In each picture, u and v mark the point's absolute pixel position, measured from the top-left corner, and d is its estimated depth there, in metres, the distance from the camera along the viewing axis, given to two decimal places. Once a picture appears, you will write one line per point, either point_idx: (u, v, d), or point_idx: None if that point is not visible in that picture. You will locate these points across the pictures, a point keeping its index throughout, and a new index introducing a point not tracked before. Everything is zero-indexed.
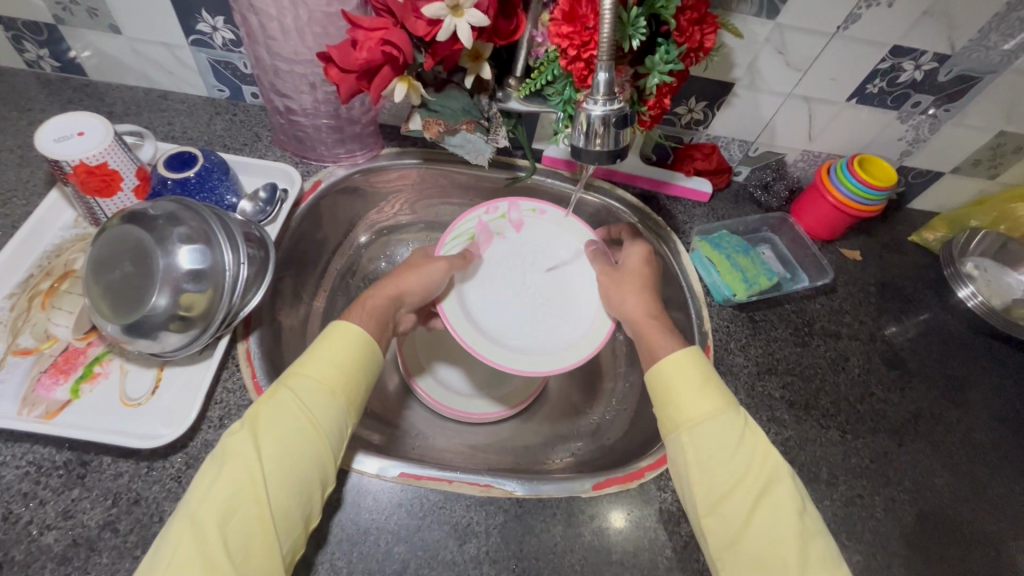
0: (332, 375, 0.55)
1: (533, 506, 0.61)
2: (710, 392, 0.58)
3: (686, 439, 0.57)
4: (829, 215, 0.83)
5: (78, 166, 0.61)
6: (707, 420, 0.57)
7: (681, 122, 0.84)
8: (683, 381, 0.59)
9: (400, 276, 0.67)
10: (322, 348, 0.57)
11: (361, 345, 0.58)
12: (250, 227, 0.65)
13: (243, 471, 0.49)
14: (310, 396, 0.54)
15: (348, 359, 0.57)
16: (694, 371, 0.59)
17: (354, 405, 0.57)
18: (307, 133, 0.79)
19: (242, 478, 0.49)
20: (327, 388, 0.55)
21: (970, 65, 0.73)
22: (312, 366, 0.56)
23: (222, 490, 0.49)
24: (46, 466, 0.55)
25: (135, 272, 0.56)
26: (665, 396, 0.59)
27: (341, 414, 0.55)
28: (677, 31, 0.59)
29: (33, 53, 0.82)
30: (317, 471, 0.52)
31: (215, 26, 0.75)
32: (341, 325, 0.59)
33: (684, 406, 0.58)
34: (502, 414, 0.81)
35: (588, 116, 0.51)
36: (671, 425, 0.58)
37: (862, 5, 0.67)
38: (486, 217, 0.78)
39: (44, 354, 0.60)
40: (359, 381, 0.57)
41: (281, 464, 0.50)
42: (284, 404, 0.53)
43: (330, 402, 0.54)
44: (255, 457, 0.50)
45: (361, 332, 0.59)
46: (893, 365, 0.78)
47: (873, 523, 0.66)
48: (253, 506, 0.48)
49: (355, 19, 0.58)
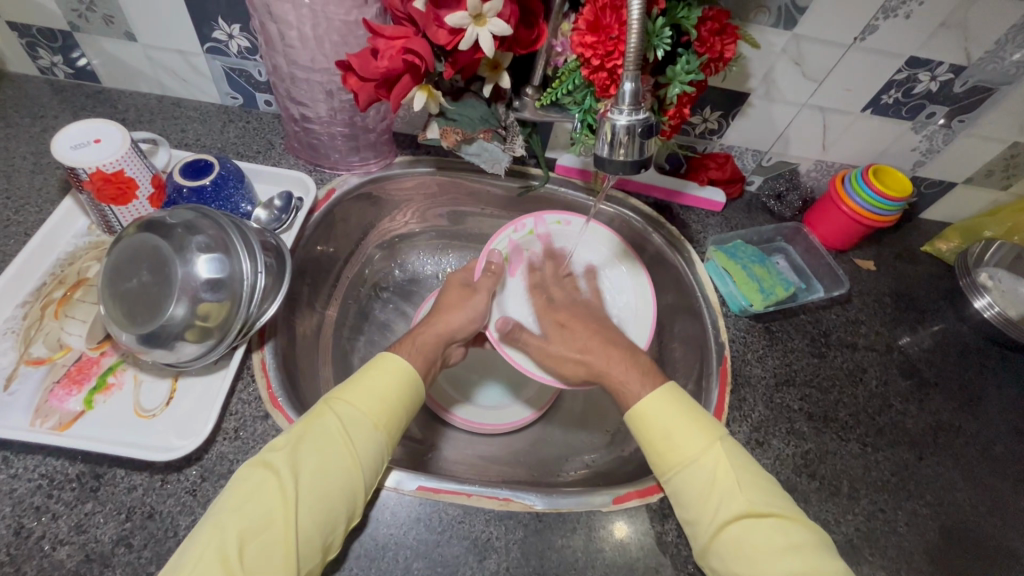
0: (377, 407, 0.56)
1: (552, 521, 0.60)
2: (692, 429, 0.58)
3: (671, 480, 0.57)
4: (844, 225, 0.83)
5: (95, 174, 0.60)
6: (691, 459, 0.57)
7: (695, 132, 0.83)
8: (663, 419, 0.59)
9: (443, 315, 0.69)
10: (371, 378, 0.57)
11: (408, 380, 0.59)
12: (266, 236, 0.65)
13: (276, 491, 0.48)
14: (353, 424, 0.54)
15: (393, 392, 0.57)
16: (675, 410, 0.59)
17: (394, 439, 0.56)
18: (321, 141, 0.79)
19: (274, 500, 0.48)
20: (370, 419, 0.55)
21: (985, 77, 0.73)
22: (357, 395, 0.56)
23: (252, 509, 0.48)
24: (58, 479, 0.54)
25: (152, 281, 0.56)
26: (648, 438, 0.59)
27: (378, 448, 0.54)
28: (698, 41, 0.59)
29: (47, 60, 0.81)
30: (346, 503, 0.51)
31: (231, 34, 0.75)
32: (390, 359, 0.60)
33: (668, 447, 0.58)
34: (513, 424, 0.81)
35: (613, 125, 0.51)
36: (657, 463, 0.59)
37: (880, 17, 0.68)
38: (486, 222, 0.79)
39: (57, 364, 0.59)
40: (399, 415, 0.57)
41: (315, 491, 0.49)
42: (326, 428, 0.53)
43: (371, 434, 0.54)
44: (291, 478, 0.49)
45: (410, 368, 0.59)
46: (910, 377, 0.78)
47: (896, 538, 0.65)
48: (280, 529, 0.47)
49: (377, 27, 0.58)
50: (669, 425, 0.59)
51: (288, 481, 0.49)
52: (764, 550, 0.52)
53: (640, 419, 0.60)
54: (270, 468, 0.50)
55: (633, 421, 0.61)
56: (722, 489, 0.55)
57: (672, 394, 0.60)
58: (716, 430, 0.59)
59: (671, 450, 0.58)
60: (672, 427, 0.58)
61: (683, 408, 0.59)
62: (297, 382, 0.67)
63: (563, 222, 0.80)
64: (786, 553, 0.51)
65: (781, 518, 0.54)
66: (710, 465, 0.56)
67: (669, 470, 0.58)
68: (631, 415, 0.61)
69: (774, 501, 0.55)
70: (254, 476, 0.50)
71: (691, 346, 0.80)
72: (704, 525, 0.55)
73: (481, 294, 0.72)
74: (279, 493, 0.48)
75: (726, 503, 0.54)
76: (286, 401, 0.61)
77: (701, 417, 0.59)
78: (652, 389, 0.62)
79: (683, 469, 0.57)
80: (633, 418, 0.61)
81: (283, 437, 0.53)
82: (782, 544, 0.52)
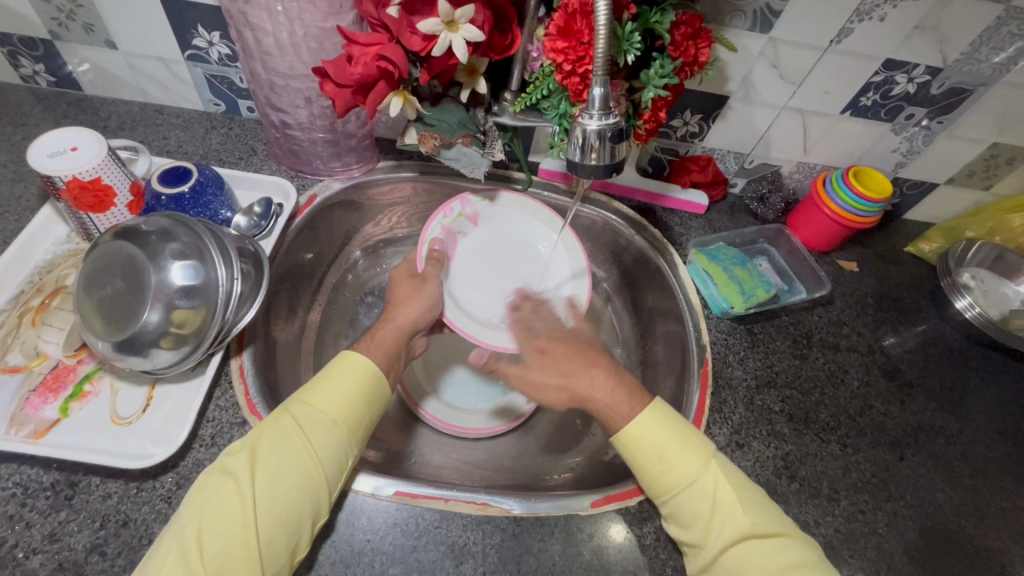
0: (336, 405, 0.55)
1: (530, 525, 0.60)
2: (684, 448, 0.58)
3: (671, 505, 0.57)
4: (826, 227, 0.83)
5: (71, 182, 0.60)
6: (687, 481, 0.56)
7: (676, 135, 0.84)
8: (656, 441, 0.59)
9: (401, 304, 0.69)
10: (332, 377, 0.57)
11: (369, 376, 0.58)
12: (244, 242, 0.65)
13: (234, 496, 0.49)
14: (313, 423, 0.54)
15: (354, 391, 0.57)
16: (664, 430, 0.59)
17: (356, 437, 0.56)
18: (302, 147, 0.79)
19: (232, 502, 0.48)
20: (329, 418, 0.54)
21: (962, 78, 0.74)
22: (317, 395, 0.56)
23: (212, 518, 0.48)
24: (32, 487, 0.54)
25: (126, 289, 0.56)
26: (640, 462, 0.59)
27: (341, 448, 0.54)
28: (671, 46, 0.59)
29: (29, 68, 0.82)
30: (309, 504, 0.51)
31: (211, 42, 0.75)
32: (350, 356, 0.59)
33: (663, 470, 0.58)
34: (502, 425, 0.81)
35: (584, 130, 0.51)
36: (653, 487, 0.58)
37: (854, 20, 0.68)
38: (446, 220, 0.79)
39: (32, 373, 0.59)
40: (362, 413, 0.57)
41: (275, 494, 0.49)
42: (285, 431, 0.53)
43: (331, 433, 0.54)
44: (250, 481, 0.49)
45: (370, 364, 0.59)
46: (892, 377, 0.78)
47: (875, 539, 0.65)
48: (240, 530, 0.47)
49: (350, 34, 0.58)
50: (664, 446, 0.58)
51: (247, 486, 0.49)
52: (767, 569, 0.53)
53: (631, 443, 0.59)
54: (230, 474, 0.50)
55: (624, 445, 0.60)
56: (723, 510, 0.55)
57: (662, 411, 0.60)
58: (709, 449, 0.59)
59: (666, 473, 0.57)
60: (665, 448, 0.58)
61: (672, 427, 0.59)
62: (277, 388, 0.67)
63: (520, 207, 0.82)
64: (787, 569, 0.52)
65: (781, 535, 0.54)
66: (708, 487, 0.56)
67: (667, 493, 0.57)
68: (621, 438, 0.60)
69: (772, 517, 0.56)
70: (213, 482, 0.50)
71: (674, 348, 0.80)
72: (707, 549, 0.55)
73: (432, 285, 0.72)
74: (240, 499, 0.48)
75: (729, 521, 0.54)
76: (264, 408, 0.61)
77: (693, 435, 0.60)
78: (640, 409, 0.61)
79: (681, 493, 0.56)
80: (625, 442, 0.60)
81: (242, 441, 0.53)
82: (782, 560, 0.53)
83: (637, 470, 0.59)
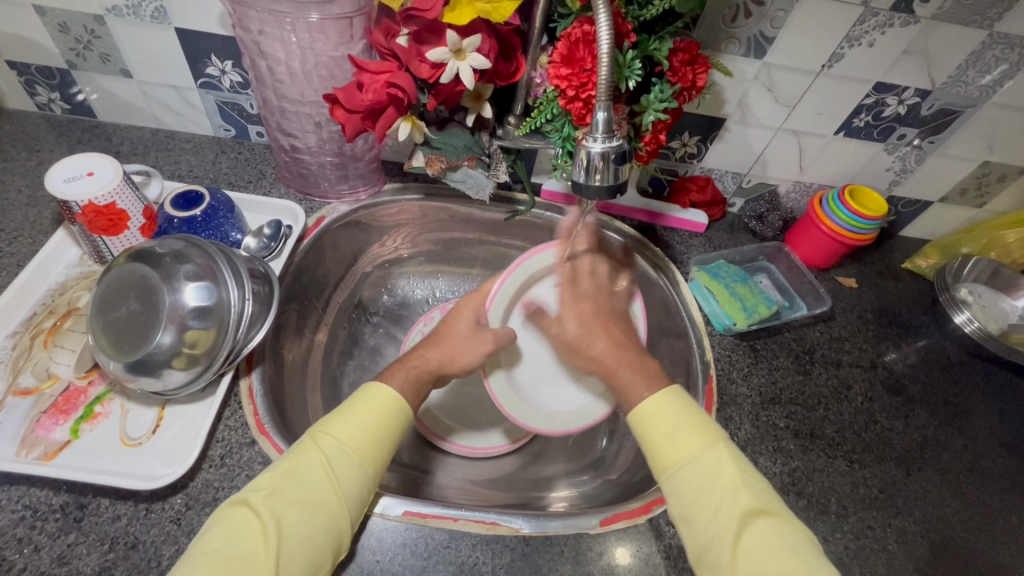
0: (362, 440, 0.55)
1: (540, 544, 0.59)
2: (692, 429, 0.58)
3: (674, 479, 0.56)
4: (824, 244, 0.85)
5: (87, 207, 0.62)
6: (687, 458, 0.56)
7: (675, 156, 0.86)
8: (665, 416, 0.59)
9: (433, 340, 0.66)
10: (359, 409, 0.57)
11: (396, 409, 0.58)
12: (254, 263, 0.66)
13: (258, 535, 0.48)
14: (339, 459, 0.53)
15: (379, 421, 0.57)
16: (675, 409, 0.59)
17: (380, 471, 0.56)
18: (311, 170, 0.81)
19: (255, 541, 0.48)
20: (355, 453, 0.54)
21: (951, 100, 0.76)
22: (341, 429, 0.55)
23: (231, 550, 0.48)
24: (42, 510, 0.53)
25: (140, 309, 0.57)
26: (647, 439, 0.59)
27: (365, 483, 0.54)
28: (670, 72, 0.61)
29: (45, 96, 0.84)
30: (331, 539, 0.51)
31: (224, 70, 0.78)
32: (377, 387, 0.59)
33: (668, 447, 0.57)
34: (504, 447, 0.81)
35: (588, 153, 0.53)
36: (658, 464, 0.58)
37: (845, 45, 0.71)
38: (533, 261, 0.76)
39: (44, 395, 0.59)
40: (386, 446, 0.57)
41: (297, 529, 0.49)
42: (309, 465, 0.53)
43: (357, 469, 0.54)
44: (276, 518, 0.49)
45: (398, 398, 0.59)
46: (895, 392, 0.79)
47: (886, 556, 0.64)
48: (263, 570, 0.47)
49: (361, 63, 0.61)
50: (674, 425, 0.58)
51: (269, 523, 0.49)
52: (764, 553, 0.51)
53: (644, 418, 0.59)
54: (250, 508, 0.50)
55: (637, 420, 0.60)
56: (724, 490, 0.54)
57: (676, 394, 0.60)
58: (718, 433, 0.58)
59: (674, 451, 0.57)
60: (674, 428, 0.58)
61: (685, 409, 0.59)
62: (285, 408, 0.67)
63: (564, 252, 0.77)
64: (785, 554, 0.51)
65: (781, 523, 0.53)
66: (711, 467, 0.56)
67: (669, 470, 0.57)
68: (635, 414, 0.60)
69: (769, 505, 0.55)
70: (235, 518, 0.50)
71: (677, 365, 0.81)
72: (703, 529, 0.54)
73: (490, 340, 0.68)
74: (260, 535, 0.48)
75: (727, 503, 0.54)
76: (272, 428, 0.61)
77: (704, 419, 0.59)
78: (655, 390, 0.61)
79: (685, 470, 0.56)
80: (638, 420, 0.60)
81: (264, 476, 0.53)
82: (781, 544, 0.51)
83: (649, 449, 0.59)
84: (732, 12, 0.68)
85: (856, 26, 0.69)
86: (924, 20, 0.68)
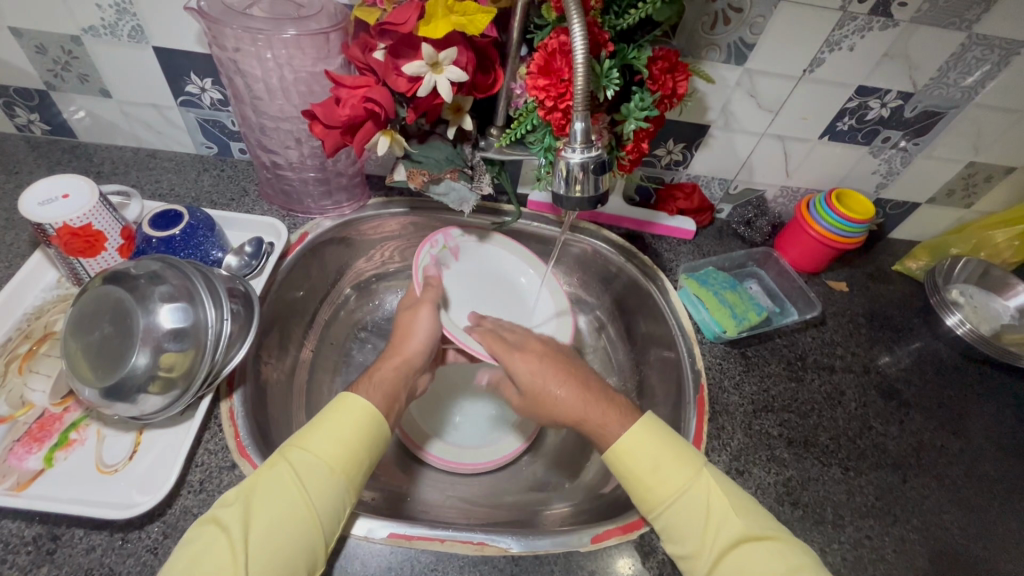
0: (334, 454, 0.54)
1: (529, 564, 0.58)
2: (674, 460, 0.59)
3: (665, 515, 0.57)
4: (812, 248, 0.84)
5: (62, 228, 0.60)
6: (678, 489, 0.57)
7: (661, 163, 0.85)
8: (644, 453, 0.59)
9: (399, 345, 0.67)
10: (332, 423, 0.56)
11: (368, 420, 0.57)
12: (233, 282, 0.65)
13: (225, 552, 0.47)
14: (310, 472, 0.52)
15: (355, 435, 0.56)
16: (652, 439, 0.60)
17: (354, 485, 0.55)
18: (294, 186, 0.80)
19: (224, 558, 0.46)
20: (328, 467, 0.53)
21: (934, 101, 0.76)
22: (312, 441, 0.54)
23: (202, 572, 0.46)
24: (13, 542, 0.52)
25: (114, 333, 0.56)
26: (632, 475, 0.59)
27: (338, 497, 0.53)
28: (650, 80, 0.61)
29: (24, 118, 0.83)
30: (304, 559, 0.49)
31: (204, 88, 0.77)
32: (349, 399, 0.58)
33: (654, 482, 0.58)
34: (434, 458, 0.78)
35: (567, 163, 0.52)
36: (647, 500, 0.58)
37: (825, 49, 0.70)
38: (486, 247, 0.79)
39: (18, 422, 0.58)
40: (359, 462, 0.55)
41: (268, 546, 0.48)
42: (278, 477, 0.51)
43: (330, 483, 0.52)
44: (242, 534, 0.48)
45: (371, 408, 0.58)
46: (889, 397, 0.78)
47: (884, 566, 0.63)
48: None
49: (337, 78, 0.60)
50: (656, 459, 0.58)
51: (236, 535, 0.48)
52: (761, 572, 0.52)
53: (624, 455, 0.59)
54: (220, 524, 0.49)
55: (615, 454, 0.60)
56: (718, 517, 0.55)
57: (651, 425, 0.61)
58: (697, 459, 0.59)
59: (658, 484, 0.58)
60: (656, 462, 0.58)
61: (661, 439, 0.60)
62: (268, 429, 0.66)
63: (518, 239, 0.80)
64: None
65: (778, 544, 0.54)
66: (700, 496, 0.57)
67: (659, 507, 0.57)
68: (614, 449, 0.60)
69: (767, 525, 0.56)
70: (202, 536, 0.49)
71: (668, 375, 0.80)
72: (703, 556, 0.54)
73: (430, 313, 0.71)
74: (230, 552, 0.47)
75: (723, 526, 0.55)
76: (253, 450, 0.60)
77: (682, 447, 0.60)
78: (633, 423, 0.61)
79: (673, 504, 0.57)
80: (619, 454, 0.60)
81: (235, 490, 0.52)
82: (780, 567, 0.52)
83: (633, 487, 0.59)
84: (711, 19, 0.68)
85: (836, 31, 0.68)
86: (902, 23, 0.68)
